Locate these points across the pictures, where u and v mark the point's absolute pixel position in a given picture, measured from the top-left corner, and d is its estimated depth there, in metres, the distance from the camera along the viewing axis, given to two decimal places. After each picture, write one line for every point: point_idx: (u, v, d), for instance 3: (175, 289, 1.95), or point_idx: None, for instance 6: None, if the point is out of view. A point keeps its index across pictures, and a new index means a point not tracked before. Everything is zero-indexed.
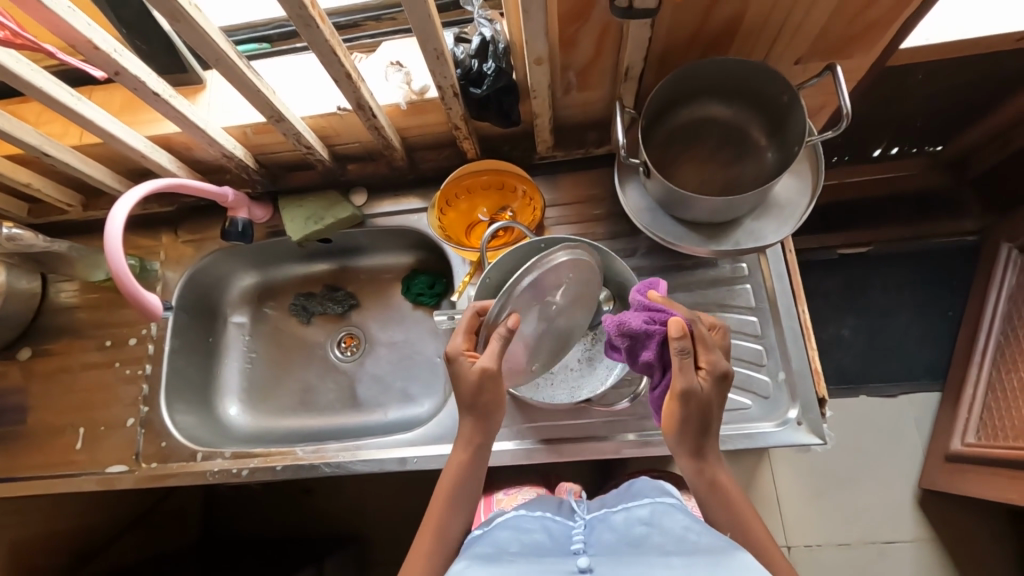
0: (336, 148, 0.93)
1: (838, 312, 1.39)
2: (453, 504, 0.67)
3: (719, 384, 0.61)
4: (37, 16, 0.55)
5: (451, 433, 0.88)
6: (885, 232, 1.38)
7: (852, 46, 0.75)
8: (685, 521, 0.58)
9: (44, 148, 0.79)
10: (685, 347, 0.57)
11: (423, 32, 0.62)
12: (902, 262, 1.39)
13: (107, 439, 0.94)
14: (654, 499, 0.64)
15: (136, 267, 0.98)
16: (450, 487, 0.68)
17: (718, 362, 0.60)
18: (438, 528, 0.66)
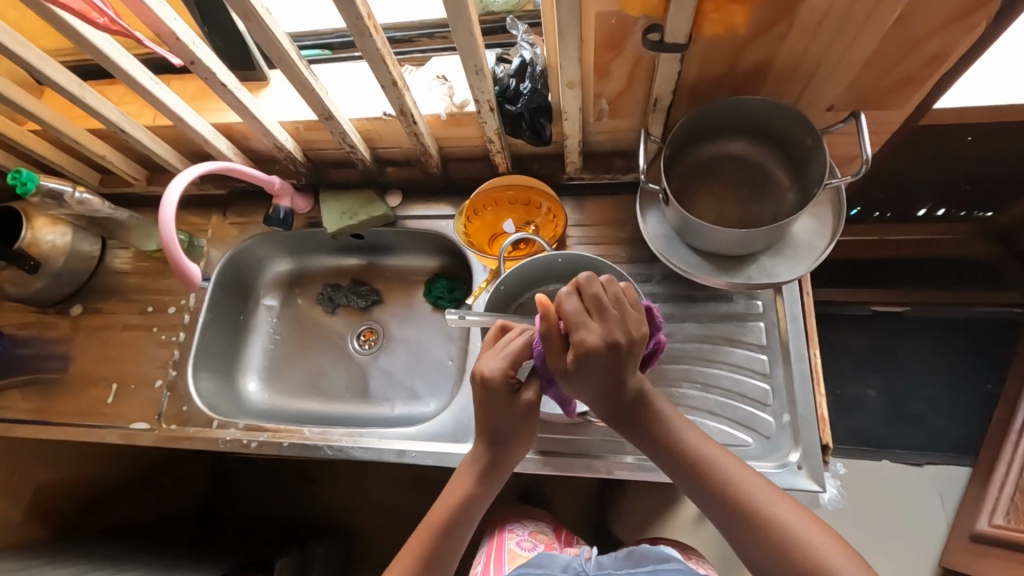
0: (378, 151, 1.00)
1: (864, 370, 1.35)
2: (450, 531, 0.70)
3: (600, 359, 0.58)
4: (132, 7, 0.63)
5: (450, 433, 0.90)
6: (925, 296, 1.33)
7: (884, 100, 0.76)
8: None
9: (120, 124, 0.87)
10: (544, 335, 0.58)
11: (465, 48, 0.67)
12: (937, 327, 1.34)
13: (134, 397, 1.00)
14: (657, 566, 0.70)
15: (185, 241, 1.06)
16: (449, 509, 0.70)
17: (586, 343, 0.57)
18: (434, 547, 0.70)
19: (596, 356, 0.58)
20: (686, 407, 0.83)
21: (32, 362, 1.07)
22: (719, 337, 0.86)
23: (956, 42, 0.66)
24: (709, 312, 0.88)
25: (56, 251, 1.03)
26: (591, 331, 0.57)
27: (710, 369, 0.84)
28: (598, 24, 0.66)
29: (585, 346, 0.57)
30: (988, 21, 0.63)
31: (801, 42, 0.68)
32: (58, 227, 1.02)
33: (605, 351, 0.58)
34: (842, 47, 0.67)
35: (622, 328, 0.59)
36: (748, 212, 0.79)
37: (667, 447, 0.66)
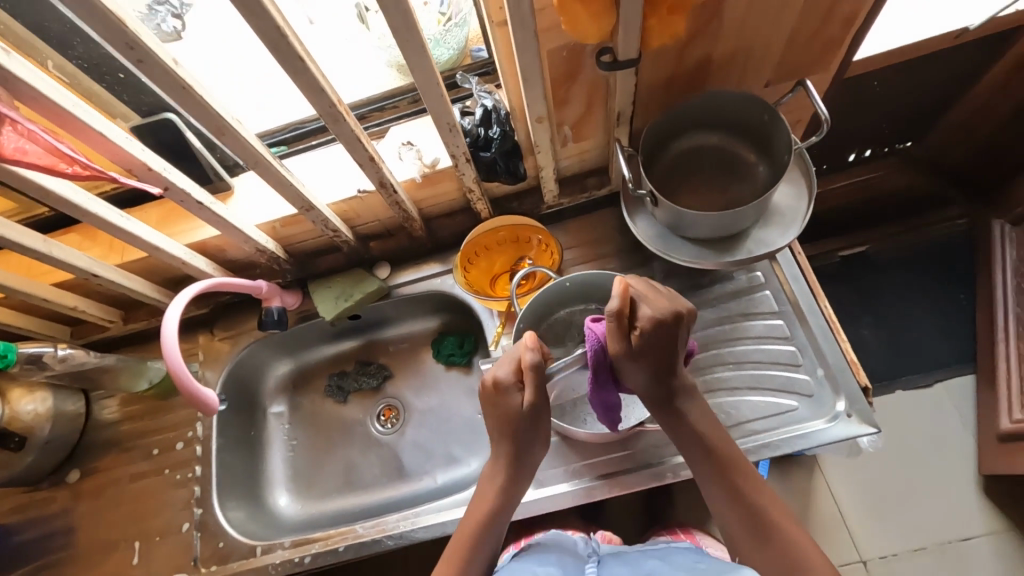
0: (359, 229, 1.00)
1: (853, 312, 1.41)
2: (476, 541, 0.72)
3: (667, 331, 0.67)
4: (102, 150, 0.62)
5: None
6: (877, 233, 1.43)
7: (812, 65, 0.84)
8: (694, 557, 0.68)
9: (93, 269, 0.84)
10: (616, 312, 0.65)
11: (436, 110, 0.70)
12: (904, 255, 1.42)
13: (164, 548, 0.94)
14: (668, 545, 0.73)
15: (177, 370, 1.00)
16: (472, 533, 0.72)
17: (652, 314, 0.66)
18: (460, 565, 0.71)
19: (662, 328, 0.66)
20: (726, 389, 0.85)
21: (37, 546, 0.98)
22: (734, 316, 0.89)
23: (860, 5, 0.74)
24: (717, 295, 0.91)
25: (41, 419, 0.96)
26: (652, 307, 0.67)
27: (735, 348, 0.87)
28: (552, 60, 0.71)
29: (653, 318, 0.66)
30: None
31: (732, 35, 0.74)
32: (36, 394, 0.96)
33: (670, 323, 0.67)
34: (767, 29, 0.74)
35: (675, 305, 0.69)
36: (728, 195, 0.84)
37: (698, 440, 0.72)
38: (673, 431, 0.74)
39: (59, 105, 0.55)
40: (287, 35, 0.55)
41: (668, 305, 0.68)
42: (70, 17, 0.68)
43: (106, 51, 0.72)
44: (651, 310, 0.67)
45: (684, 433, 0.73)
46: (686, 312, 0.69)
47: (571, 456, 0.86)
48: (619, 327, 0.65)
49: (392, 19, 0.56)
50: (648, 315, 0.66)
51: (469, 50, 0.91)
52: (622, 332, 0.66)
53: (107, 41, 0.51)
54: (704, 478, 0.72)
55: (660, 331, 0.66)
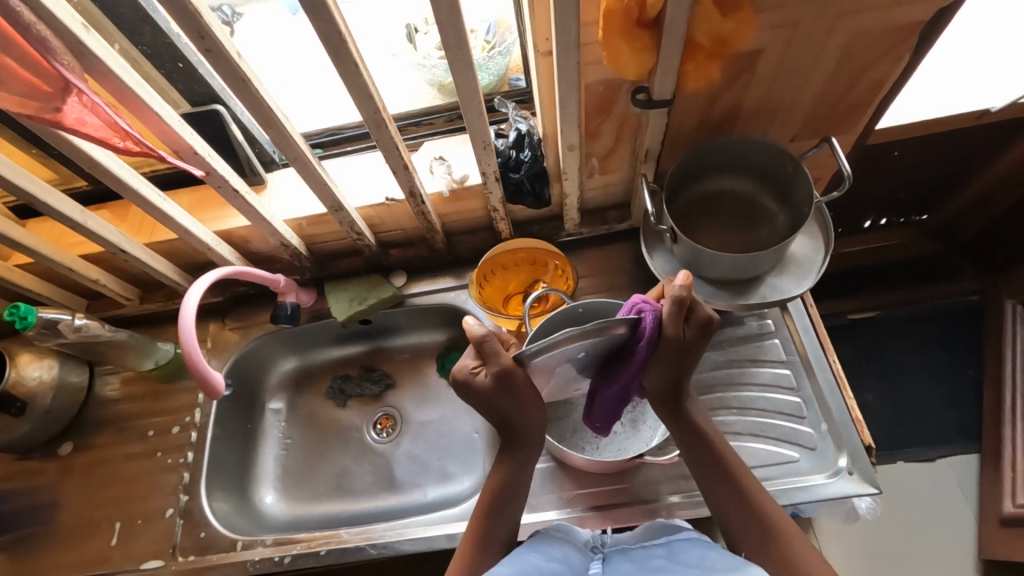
0: (381, 236, 1.03)
1: (859, 377, 1.39)
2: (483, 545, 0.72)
3: (711, 332, 0.67)
4: (155, 129, 0.65)
5: None
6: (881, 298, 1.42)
7: (837, 125, 0.88)
8: (700, 552, 0.64)
9: (121, 244, 0.87)
10: (683, 300, 0.62)
11: (474, 128, 0.73)
12: (914, 324, 1.41)
13: (145, 532, 0.92)
14: (670, 536, 0.70)
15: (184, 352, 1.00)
16: (482, 522, 0.73)
17: (711, 314, 0.66)
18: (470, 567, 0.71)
19: (710, 329, 0.66)
20: (728, 433, 0.85)
21: (18, 516, 0.97)
22: (742, 361, 0.90)
23: (888, 72, 0.77)
24: (726, 338, 0.92)
25: (44, 387, 0.96)
26: (708, 307, 0.67)
27: (740, 393, 0.87)
28: (590, 94, 0.74)
29: (710, 317, 0.66)
30: (912, 51, 0.75)
31: (762, 87, 0.78)
32: (44, 361, 0.97)
33: (714, 324, 0.68)
34: (797, 84, 0.78)
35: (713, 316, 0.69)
36: (746, 239, 0.86)
37: (706, 450, 0.72)
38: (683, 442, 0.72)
39: (125, 84, 0.59)
40: (347, 40, 0.59)
41: (711, 307, 0.69)
42: (144, 6, 0.72)
43: (172, 40, 0.76)
44: (707, 310, 0.66)
45: (692, 441, 0.72)
46: (716, 319, 0.71)
47: (566, 484, 0.85)
48: (677, 316, 0.63)
49: (447, 36, 0.60)
50: (708, 313, 0.66)
51: (508, 78, 0.95)
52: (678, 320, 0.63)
53: (181, 28, 0.54)
54: (713, 491, 0.71)
55: (712, 332, 0.66)
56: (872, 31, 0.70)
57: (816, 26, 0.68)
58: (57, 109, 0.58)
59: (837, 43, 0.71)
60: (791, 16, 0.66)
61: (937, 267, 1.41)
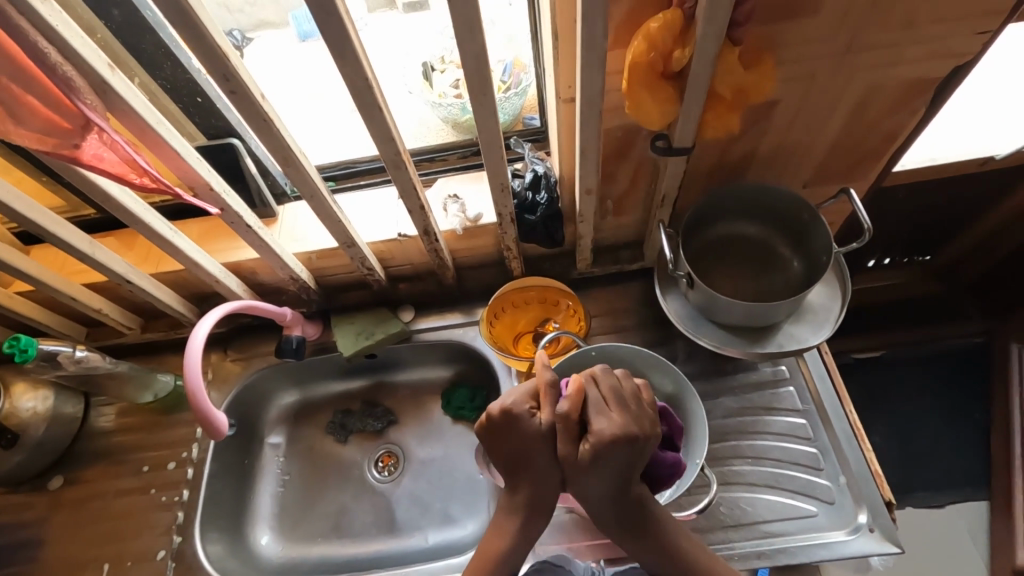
0: (390, 270, 1.01)
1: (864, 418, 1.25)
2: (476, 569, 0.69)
3: (618, 451, 0.64)
4: (172, 165, 0.64)
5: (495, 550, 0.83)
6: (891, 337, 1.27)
7: (851, 174, 0.88)
8: None
9: (127, 276, 0.85)
10: (561, 415, 0.66)
11: (493, 170, 0.73)
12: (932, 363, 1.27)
13: (134, 575, 0.89)
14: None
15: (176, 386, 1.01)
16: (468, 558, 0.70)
17: (604, 431, 0.64)
18: None
19: (614, 450, 0.64)
20: (744, 484, 0.82)
21: (0, 555, 0.93)
22: (756, 408, 0.88)
23: (902, 124, 0.78)
24: (740, 384, 0.90)
25: (37, 418, 0.93)
26: (613, 425, 0.64)
27: (756, 442, 0.85)
28: (608, 139, 0.75)
29: (602, 437, 0.63)
30: (927, 104, 0.76)
31: (778, 135, 0.78)
32: (39, 391, 0.93)
33: (623, 444, 0.64)
34: (813, 134, 0.79)
35: (638, 421, 0.65)
36: (762, 286, 0.85)
37: (664, 560, 0.69)
38: (646, 554, 0.70)
39: (146, 122, 0.58)
40: (372, 86, 0.59)
41: (626, 424, 0.64)
42: (167, 43, 0.72)
43: (193, 77, 0.76)
44: (609, 427, 0.64)
45: (651, 551, 0.69)
46: (646, 435, 0.65)
47: (576, 533, 0.83)
48: (565, 433, 0.66)
49: (472, 82, 0.60)
50: (595, 432, 0.64)
51: (523, 116, 0.95)
52: (567, 438, 0.66)
53: (207, 70, 0.54)
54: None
55: (607, 453, 0.64)
56: (888, 86, 0.71)
57: (834, 79, 0.70)
58: (75, 146, 0.57)
59: (853, 96, 0.72)
60: (809, 68, 0.67)
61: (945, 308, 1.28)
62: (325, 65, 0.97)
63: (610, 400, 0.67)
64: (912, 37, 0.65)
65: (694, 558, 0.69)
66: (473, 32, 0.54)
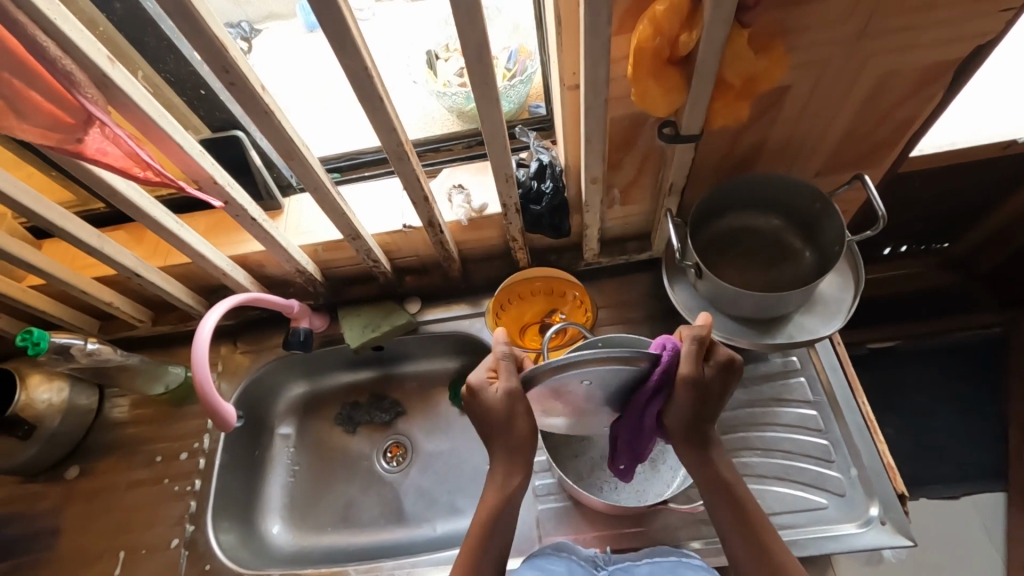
0: (396, 262, 1.02)
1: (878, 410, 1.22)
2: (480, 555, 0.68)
3: (726, 379, 0.63)
4: (176, 159, 0.64)
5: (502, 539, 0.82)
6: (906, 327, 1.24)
7: (866, 160, 0.86)
8: None
9: (136, 269, 0.86)
10: (700, 338, 0.62)
11: (498, 160, 0.72)
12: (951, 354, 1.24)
13: (148, 562, 0.91)
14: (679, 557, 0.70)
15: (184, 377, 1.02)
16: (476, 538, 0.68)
17: (733, 352, 0.64)
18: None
19: (723, 368, 0.64)
20: (753, 476, 0.81)
21: (20, 543, 0.95)
22: (766, 400, 0.87)
23: (919, 109, 0.76)
24: (749, 375, 0.89)
25: (53, 410, 0.95)
26: (727, 346, 0.65)
27: (765, 434, 0.84)
28: (614, 127, 0.73)
29: (730, 356, 0.63)
30: (946, 87, 0.73)
31: (790, 121, 0.76)
32: (54, 383, 0.95)
33: (730, 373, 0.64)
34: (826, 121, 0.76)
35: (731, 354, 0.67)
36: (772, 277, 0.83)
37: (724, 497, 0.67)
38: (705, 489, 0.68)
39: (147, 116, 0.58)
40: (372, 76, 0.58)
41: (727, 355, 0.65)
42: (169, 36, 0.72)
43: (195, 69, 0.76)
44: (727, 348, 0.64)
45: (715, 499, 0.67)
46: (735, 362, 0.67)
47: (583, 524, 0.83)
48: (695, 353, 0.61)
49: (474, 71, 0.59)
50: (732, 354, 0.63)
51: (528, 105, 0.94)
52: (696, 358, 0.61)
53: (207, 64, 0.54)
54: (727, 538, 0.67)
55: (719, 370, 0.63)
56: (905, 70, 0.69)
57: (847, 63, 0.67)
58: (78, 141, 0.57)
59: (868, 80, 0.70)
60: (822, 52, 0.65)
61: (962, 298, 1.24)
62: (325, 57, 0.95)
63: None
64: (930, 19, 0.63)
65: (752, 497, 0.68)
66: (474, 20, 0.52)
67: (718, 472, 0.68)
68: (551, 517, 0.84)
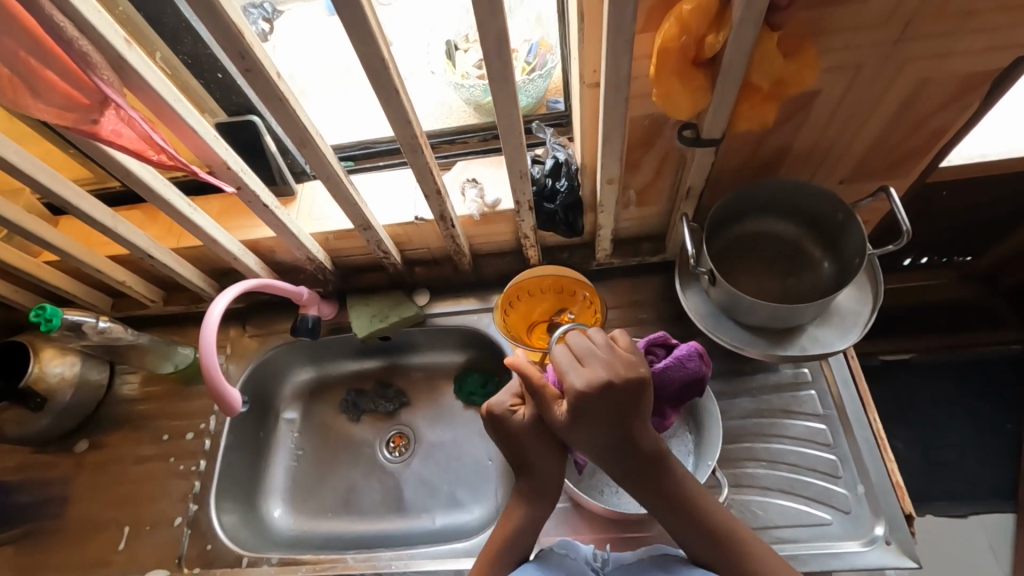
0: (407, 253, 1.01)
1: (888, 424, 1.17)
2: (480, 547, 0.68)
3: (600, 400, 0.61)
4: (190, 143, 0.64)
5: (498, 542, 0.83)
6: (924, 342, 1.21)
7: (891, 171, 0.84)
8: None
9: (149, 250, 0.86)
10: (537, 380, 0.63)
11: (513, 156, 0.71)
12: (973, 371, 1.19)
13: (151, 538, 0.92)
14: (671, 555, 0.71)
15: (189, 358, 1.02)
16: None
17: (581, 384, 0.61)
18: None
19: (592, 399, 0.61)
20: (756, 487, 0.80)
21: (28, 511, 0.97)
22: (774, 410, 0.85)
23: (953, 118, 0.73)
24: (758, 385, 0.87)
25: (65, 384, 0.95)
26: (581, 379, 0.62)
27: (771, 445, 0.83)
28: (633, 127, 0.72)
29: (577, 392, 0.61)
30: (981, 99, 0.70)
31: (815, 128, 0.74)
32: (67, 357, 0.96)
33: (603, 392, 0.61)
34: (853, 127, 0.74)
35: (613, 367, 0.62)
36: (787, 286, 0.82)
37: (672, 506, 0.67)
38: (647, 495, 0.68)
39: (162, 99, 0.58)
40: (389, 67, 0.57)
41: (601, 373, 0.61)
42: (187, 18, 0.72)
43: (212, 52, 0.76)
44: (583, 379, 0.61)
45: (666, 505, 0.68)
46: (624, 383, 0.61)
47: (582, 526, 0.82)
48: (541, 398, 0.65)
49: (493, 65, 0.58)
50: (573, 389, 0.61)
51: (547, 100, 0.92)
52: (550, 400, 0.64)
53: (222, 48, 0.53)
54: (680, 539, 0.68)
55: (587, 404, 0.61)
56: (940, 78, 0.66)
57: (879, 70, 0.65)
58: (93, 121, 0.57)
59: (900, 88, 0.68)
60: (852, 59, 0.63)
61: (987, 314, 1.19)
62: (340, 40, 0.94)
63: (588, 352, 0.64)
64: (970, 27, 0.60)
65: (699, 504, 0.67)
66: (494, 14, 0.51)
67: (669, 486, 0.67)
68: (551, 516, 0.83)
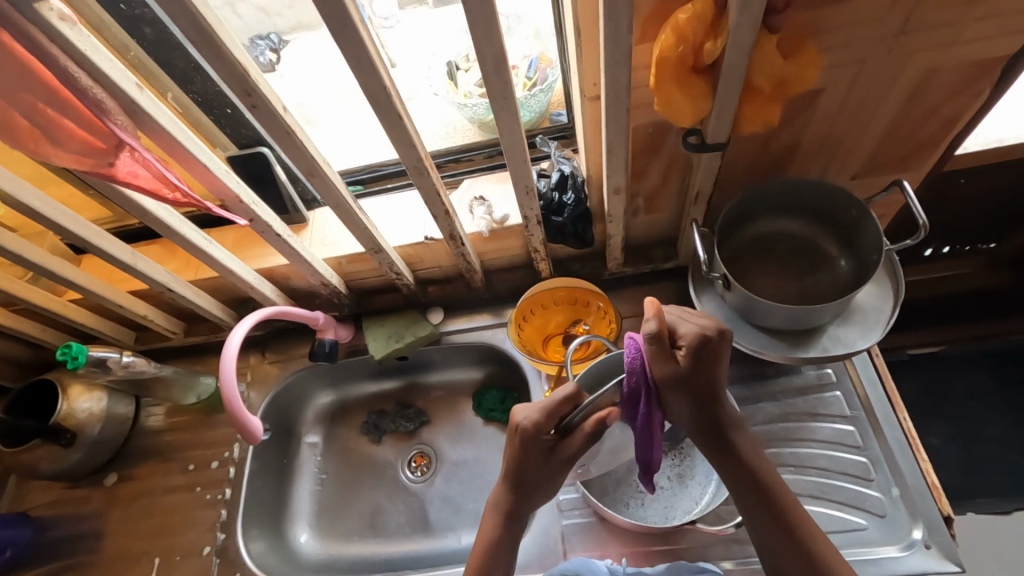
0: (420, 273, 1.02)
1: (916, 417, 1.11)
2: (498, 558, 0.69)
3: (715, 348, 0.61)
4: (201, 178, 0.65)
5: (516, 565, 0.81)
6: (954, 334, 1.17)
7: (904, 163, 0.82)
8: None
9: (168, 283, 0.88)
10: (657, 334, 0.60)
11: (519, 172, 0.71)
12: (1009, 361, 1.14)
13: (182, 568, 0.93)
14: None
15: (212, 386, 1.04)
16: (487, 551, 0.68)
17: (697, 329, 0.61)
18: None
19: (711, 346, 0.61)
20: None
21: (64, 545, 0.99)
22: (799, 413, 0.84)
23: (965, 107, 0.72)
24: (781, 388, 0.86)
25: (93, 419, 0.97)
26: (697, 323, 0.62)
27: (799, 450, 0.81)
28: (637, 136, 0.72)
29: (697, 334, 0.61)
30: (991, 86, 0.69)
31: (822, 126, 0.73)
32: (94, 393, 0.98)
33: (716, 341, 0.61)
34: (860, 124, 0.73)
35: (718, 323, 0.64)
36: (805, 286, 0.80)
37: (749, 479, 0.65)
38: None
39: (175, 139, 0.60)
40: (391, 94, 0.59)
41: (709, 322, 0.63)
42: (195, 58, 0.74)
43: (220, 89, 0.78)
44: (694, 326, 0.62)
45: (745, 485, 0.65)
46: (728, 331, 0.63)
47: (609, 541, 0.81)
48: (661, 349, 0.60)
49: (492, 85, 0.58)
50: (692, 331, 0.61)
51: (550, 113, 0.92)
52: (665, 354, 0.60)
53: (230, 87, 0.55)
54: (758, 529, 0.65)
55: (710, 348, 0.60)
56: (946, 67, 0.65)
57: (883, 64, 0.64)
58: (110, 164, 0.59)
59: (906, 80, 0.67)
60: (855, 53, 0.63)
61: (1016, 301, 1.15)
62: (341, 65, 0.96)
63: (677, 312, 0.65)
64: (974, 13, 0.59)
65: (770, 475, 0.66)
66: (491, 35, 0.52)
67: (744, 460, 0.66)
68: (576, 532, 0.82)
